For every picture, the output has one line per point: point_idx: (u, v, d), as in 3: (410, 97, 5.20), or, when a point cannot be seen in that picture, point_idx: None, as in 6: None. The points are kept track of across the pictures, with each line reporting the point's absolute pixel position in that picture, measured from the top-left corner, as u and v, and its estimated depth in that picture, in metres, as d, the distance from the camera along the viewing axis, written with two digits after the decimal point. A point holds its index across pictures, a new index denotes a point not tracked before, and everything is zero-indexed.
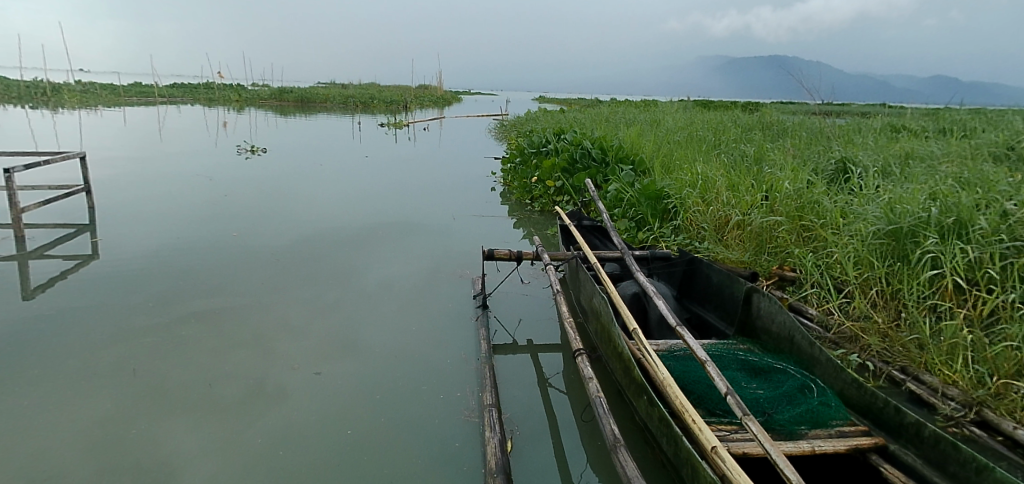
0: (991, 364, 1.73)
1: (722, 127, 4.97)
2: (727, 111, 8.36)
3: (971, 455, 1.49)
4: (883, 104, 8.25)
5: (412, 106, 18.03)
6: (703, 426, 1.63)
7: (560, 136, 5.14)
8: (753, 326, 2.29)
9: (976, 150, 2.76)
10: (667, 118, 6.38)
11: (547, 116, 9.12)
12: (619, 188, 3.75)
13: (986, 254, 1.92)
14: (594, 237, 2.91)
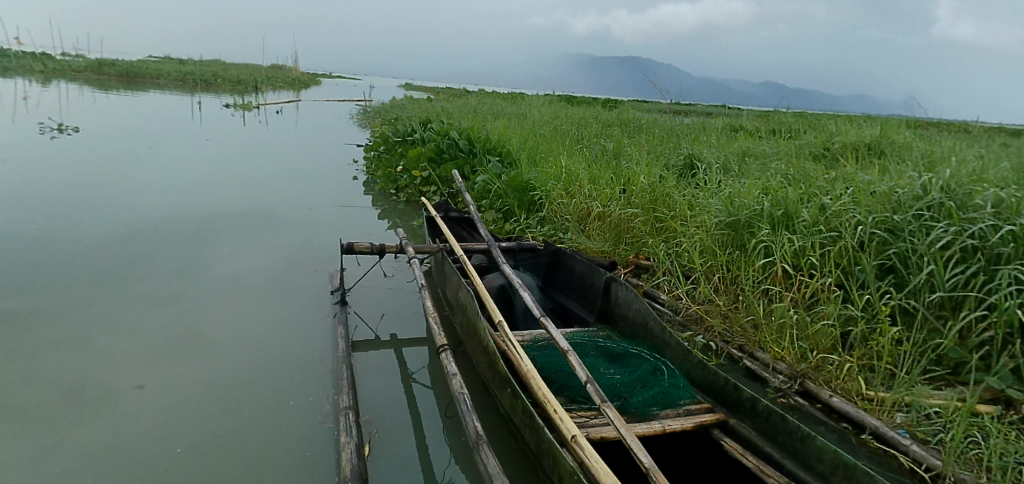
0: (812, 341, 2.05)
1: (584, 122, 5.24)
2: (590, 108, 8.82)
3: (794, 425, 1.71)
4: (723, 109, 9.20)
5: (273, 90, 16.92)
6: (564, 416, 1.67)
7: (426, 126, 5.12)
8: (611, 313, 2.41)
9: (799, 149, 3.12)
10: (533, 111, 6.60)
11: (414, 105, 9.01)
12: (487, 179, 3.78)
13: (808, 243, 2.23)
14: (462, 229, 2.90)
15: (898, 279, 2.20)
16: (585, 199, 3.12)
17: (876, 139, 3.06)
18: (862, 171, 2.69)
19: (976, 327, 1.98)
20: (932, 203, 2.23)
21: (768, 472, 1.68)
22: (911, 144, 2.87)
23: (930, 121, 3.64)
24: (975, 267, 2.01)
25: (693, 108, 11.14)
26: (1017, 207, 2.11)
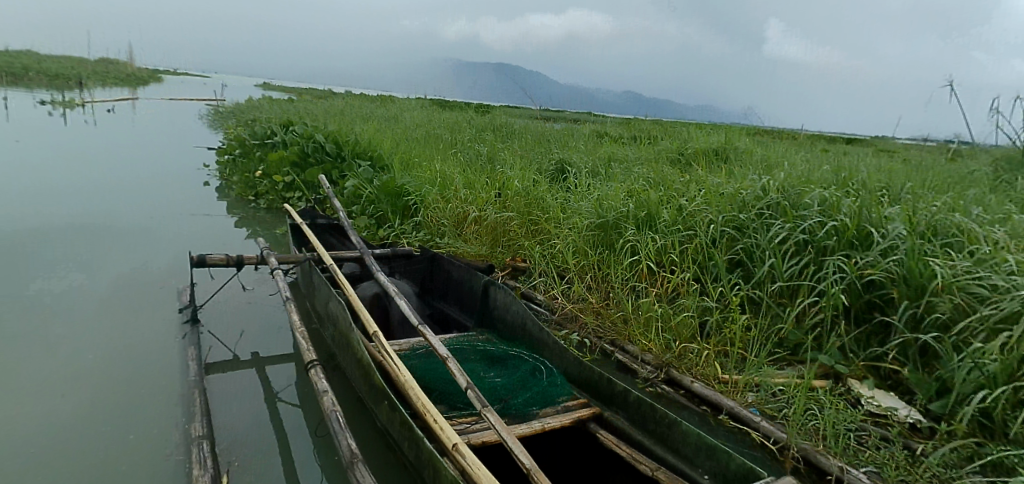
0: (676, 332, 2.24)
1: (456, 126, 5.31)
2: (463, 113, 8.94)
3: (663, 412, 1.81)
4: (590, 116, 9.80)
5: (114, 91, 15.21)
6: (444, 424, 1.63)
7: (288, 128, 4.88)
8: (490, 317, 2.41)
9: (658, 156, 3.36)
10: (404, 116, 6.57)
11: (277, 107, 8.57)
12: (357, 184, 3.66)
13: (669, 242, 2.46)
14: (331, 236, 2.79)
15: (746, 272, 2.48)
16: (461, 204, 3.13)
17: (722, 145, 3.38)
18: (712, 175, 2.96)
19: (810, 311, 2.33)
20: (770, 203, 2.56)
21: (641, 460, 1.77)
22: (750, 150, 3.21)
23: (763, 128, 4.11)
24: (807, 259, 2.39)
25: (561, 111, 11.70)
26: (836, 206, 2.51)
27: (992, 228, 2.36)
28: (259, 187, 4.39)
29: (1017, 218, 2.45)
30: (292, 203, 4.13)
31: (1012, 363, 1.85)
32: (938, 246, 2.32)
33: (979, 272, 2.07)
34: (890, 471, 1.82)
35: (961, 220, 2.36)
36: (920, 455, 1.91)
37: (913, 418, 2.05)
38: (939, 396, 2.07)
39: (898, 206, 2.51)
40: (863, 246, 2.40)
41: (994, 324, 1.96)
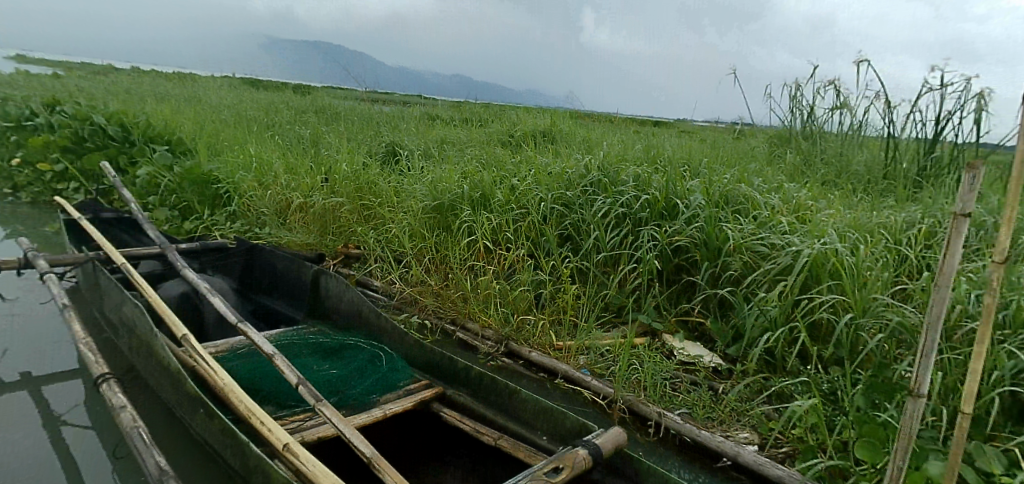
0: (512, 305, 2.42)
1: (273, 108, 5.14)
2: (286, 93, 8.53)
3: (504, 383, 1.92)
4: (423, 98, 9.96)
5: None
6: (274, 425, 1.54)
7: (52, 108, 4.26)
8: (322, 306, 2.39)
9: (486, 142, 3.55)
10: (209, 96, 6.10)
11: (46, 84, 7.38)
12: (152, 172, 3.44)
13: (504, 220, 2.61)
14: (123, 232, 2.51)
15: (575, 245, 2.69)
16: (283, 191, 3.12)
17: (549, 127, 3.59)
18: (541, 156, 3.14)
19: (630, 276, 2.62)
20: (592, 180, 2.81)
21: (483, 431, 1.85)
22: (573, 131, 3.45)
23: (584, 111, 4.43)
24: (626, 229, 2.68)
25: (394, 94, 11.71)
26: (648, 181, 2.81)
27: (768, 197, 2.83)
28: (18, 177, 3.92)
29: (784, 187, 2.95)
30: (66, 195, 3.72)
31: (786, 308, 2.33)
32: (728, 213, 2.76)
33: (763, 234, 2.56)
34: (700, 408, 2.21)
35: (746, 190, 2.81)
36: (721, 392, 2.32)
37: (714, 362, 2.44)
38: (733, 341, 2.50)
39: (697, 180, 2.88)
40: (671, 216, 2.75)
41: (773, 277, 2.46)
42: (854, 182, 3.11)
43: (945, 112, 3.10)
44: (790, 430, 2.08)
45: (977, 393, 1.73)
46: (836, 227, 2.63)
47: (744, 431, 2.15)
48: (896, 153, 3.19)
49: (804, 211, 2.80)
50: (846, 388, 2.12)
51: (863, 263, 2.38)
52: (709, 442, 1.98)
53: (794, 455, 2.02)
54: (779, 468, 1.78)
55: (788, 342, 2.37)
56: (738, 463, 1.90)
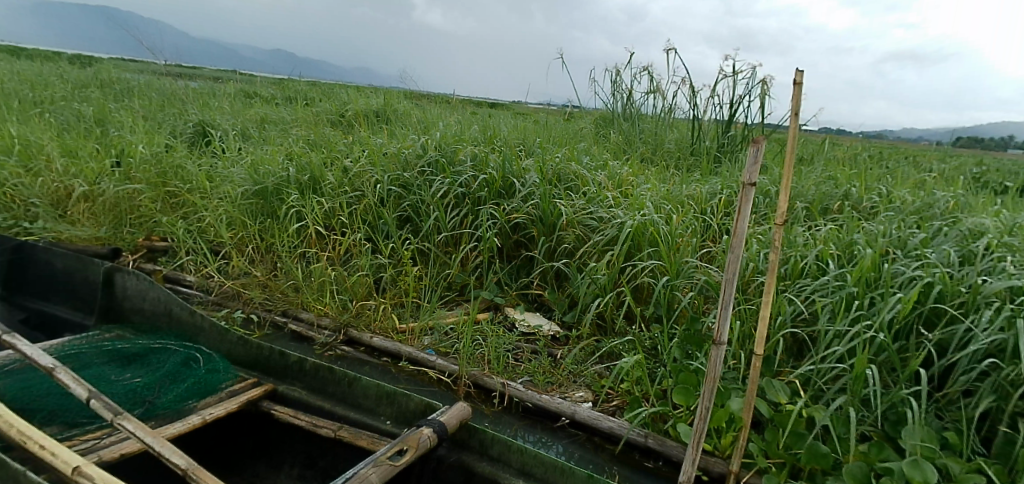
0: (351, 292, 2.43)
1: (43, 80, 4.43)
2: (63, 63, 7.38)
3: (342, 372, 1.87)
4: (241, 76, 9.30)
5: None
6: (57, 448, 1.32)
7: None
8: (120, 309, 2.15)
9: (316, 126, 3.41)
10: None
11: None
12: None
13: (337, 204, 2.64)
14: None
15: (415, 227, 2.72)
16: (59, 179, 2.81)
17: (382, 107, 3.66)
18: (375, 137, 3.24)
19: (471, 255, 2.67)
20: (430, 160, 2.86)
21: (320, 424, 1.77)
22: (409, 111, 3.44)
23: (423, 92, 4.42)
24: (465, 209, 2.73)
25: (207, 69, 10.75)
26: (485, 161, 2.89)
27: (596, 174, 3.06)
28: None
29: (609, 165, 3.22)
30: None
31: (612, 275, 2.57)
32: (561, 191, 2.95)
33: (592, 209, 2.80)
34: (540, 374, 2.36)
35: (576, 168, 3.01)
36: (559, 358, 2.48)
37: (552, 330, 2.61)
38: (569, 309, 2.68)
39: (532, 160, 3.04)
40: (508, 195, 2.86)
41: (602, 248, 2.68)
42: (665, 159, 3.57)
43: (735, 97, 3.67)
44: (619, 385, 2.30)
45: (763, 336, 2.20)
46: (654, 200, 2.92)
47: (580, 391, 2.34)
48: (700, 133, 3.70)
49: (627, 186, 3.07)
50: (664, 342, 2.38)
51: (675, 232, 2.68)
52: (549, 404, 2.21)
53: (623, 406, 2.25)
54: (611, 420, 2.10)
55: (616, 305, 2.60)
56: (574, 420, 2.17)
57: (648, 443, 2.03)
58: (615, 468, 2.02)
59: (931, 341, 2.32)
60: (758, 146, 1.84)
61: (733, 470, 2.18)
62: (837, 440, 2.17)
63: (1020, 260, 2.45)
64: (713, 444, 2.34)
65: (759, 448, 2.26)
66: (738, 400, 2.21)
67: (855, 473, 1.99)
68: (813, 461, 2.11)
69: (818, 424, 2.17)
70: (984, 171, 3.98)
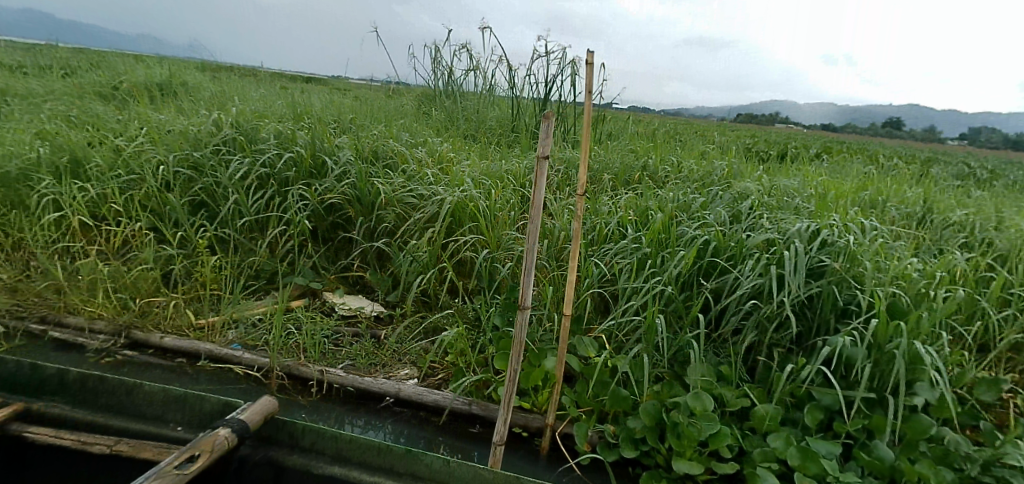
0: (131, 289, 2.22)
1: None
2: None
3: (118, 380, 1.66)
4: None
5: None
6: None
7: None
8: None
9: (82, 102, 2.99)
10: None
11: None
12: None
13: (106, 191, 2.45)
14: None
15: (211, 212, 2.55)
16: None
17: (168, 79, 3.46)
18: (158, 112, 3.01)
19: (280, 239, 2.55)
20: (227, 138, 2.71)
21: (91, 441, 1.54)
22: (207, 90, 3.23)
23: (226, 66, 4.06)
24: (271, 192, 2.61)
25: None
26: (292, 138, 2.80)
27: (414, 151, 3.05)
28: None
29: (428, 142, 3.24)
30: None
31: (433, 252, 2.59)
32: (378, 169, 2.89)
33: (411, 187, 2.78)
34: (362, 357, 2.30)
35: (393, 145, 2.98)
36: (383, 338, 2.43)
37: (375, 311, 2.56)
38: (391, 287, 2.64)
39: (346, 138, 2.95)
40: (320, 174, 2.77)
41: (422, 225, 2.68)
42: (486, 135, 3.72)
43: (550, 77, 3.96)
44: (443, 358, 2.34)
45: (570, 298, 2.35)
46: (473, 175, 2.98)
47: (406, 368, 2.32)
48: (520, 110, 3.92)
49: (447, 162, 3.10)
50: (485, 312, 2.45)
51: (494, 206, 2.77)
52: (372, 385, 2.18)
53: (448, 378, 2.29)
54: (435, 393, 2.13)
55: (438, 281, 2.63)
56: (399, 398, 2.16)
57: (472, 410, 2.10)
58: (440, 437, 2.07)
59: (709, 290, 2.69)
60: (549, 120, 1.84)
61: (549, 423, 2.34)
62: (636, 384, 2.43)
63: (772, 217, 2.93)
64: (531, 402, 2.49)
65: (572, 399, 2.45)
66: (552, 359, 2.36)
67: (649, 410, 2.25)
68: (616, 405, 2.34)
69: (619, 371, 2.41)
70: (755, 144, 4.69)
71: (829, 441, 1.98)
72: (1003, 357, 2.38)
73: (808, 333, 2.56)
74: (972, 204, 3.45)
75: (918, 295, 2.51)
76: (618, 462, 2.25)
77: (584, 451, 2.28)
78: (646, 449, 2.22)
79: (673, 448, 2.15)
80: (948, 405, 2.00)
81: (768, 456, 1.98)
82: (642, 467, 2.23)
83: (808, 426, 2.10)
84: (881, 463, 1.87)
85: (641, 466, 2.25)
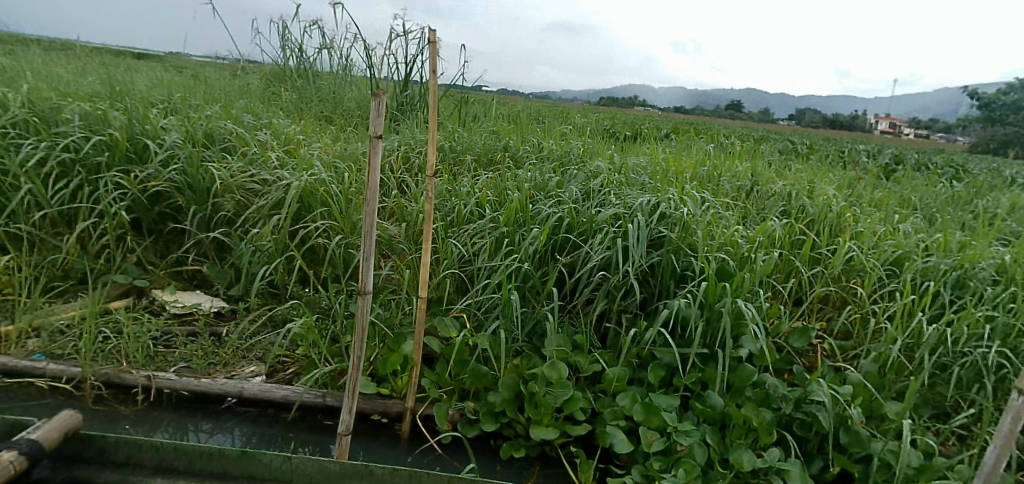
0: None
1: None
2: None
3: None
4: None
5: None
6: None
7: None
8: None
9: None
10: None
11: None
12: None
13: None
14: None
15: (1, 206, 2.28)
16: None
17: None
18: None
19: (91, 233, 2.30)
20: (18, 120, 2.43)
21: None
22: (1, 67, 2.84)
23: (30, 40, 3.56)
24: (77, 181, 2.36)
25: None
26: (105, 120, 2.54)
27: (256, 133, 2.86)
28: None
29: (274, 124, 3.05)
30: None
31: (278, 241, 2.42)
32: (215, 152, 2.68)
33: (253, 172, 2.59)
34: (198, 357, 2.09)
35: (231, 127, 2.78)
36: (224, 336, 2.23)
37: (215, 306, 2.34)
38: (234, 281, 2.43)
39: (173, 120, 2.70)
40: (141, 159, 2.53)
41: (267, 213, 2.50)
42: (343, 117, 3.62)
43: (408, 56, 3.91)
44: (294, 351, 2.18)
45: (427, 280, 2.20)
46: (324, 158, 2.82)
47: (251, 365, 2.14)
48: (380, 91, 3.88)
49: (295, 145, 2.93)
50: (337, 302, 2.28)
51: (347, 190, 2.63)
52: (211, 387, 1.99)
53: (300, 372, 2.14)
54: (284, 389, 1.99)
55: (287, 270, 2.46)
56: (243, 398, 1.99)
57: (325, 402, 1.98)
58: (291, 433, 1.93)
59: (563, 265, 2.78)
60: (379, 98, 1.66)
61: (408, 407, 2.21)
62: (495, 359, 2.40)
63: (619, 194, 3.09)
64: (390, 388, 2.34)
65: (432, 380, 2.34)
66: (410, 341, 2.25)
67: (507, 383, 2.21)
68: (475, 382, 2.28)
69: (479, 347, 2.35)
70: (612, 127, 5.02)
71: (669, 395, 2.10)
72: (813, 307, 2.68)
73: (651, 298, 2.70)
74: (790, 176, 3.89)
75: (741, 258, 2.74)
76: (479, 437, 2.21)
77: (444, 429, 2.21)
78: (505, 421, 2.20)
79: (531, 418, 2.15)
80: (767, 354, 2.17)
81: (617, 414, 2.08)
82: (504, 439, 2.22)
83: (651, 384, 2.22)
84: (713, 410, 2.01)
85: (503, 438, 2.22)
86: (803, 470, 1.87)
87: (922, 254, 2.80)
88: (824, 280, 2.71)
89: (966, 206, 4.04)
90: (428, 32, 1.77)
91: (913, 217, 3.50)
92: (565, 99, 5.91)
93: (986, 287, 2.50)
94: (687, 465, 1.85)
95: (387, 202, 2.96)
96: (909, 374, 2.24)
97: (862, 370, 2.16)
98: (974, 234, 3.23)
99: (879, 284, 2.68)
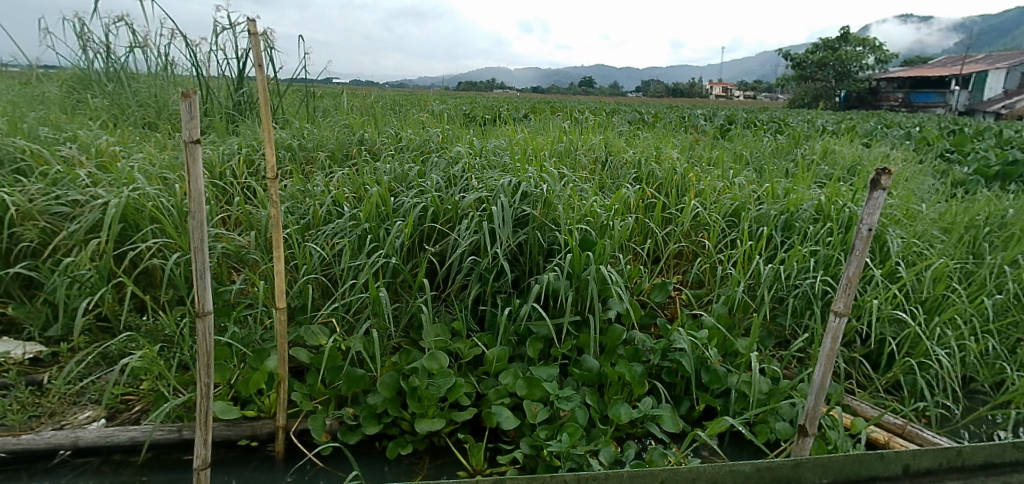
0: None
1: None
2: None
3: None
4: None
5: None
6: None
7: None
8: None
9: None
10: None
11: None
12: None
13: None
14: None
15: None
16: None
17: None
18: None
19: None
20: None
21: None
22: None
23: None
24: None
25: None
26: None
27: (57, 148, 2.47)
28: None
29: (79, 136, 2.66)
30: None
31: (101, 267, 2.04)
32: (4, 176, 2.29)
33: (57, 192, 2.20)
34: (14, 412, 1.71)
35: (20, 144, 2.38)
36: (46, 383, 1.85)
37: (29, 353, 1.94)
38: (50, 320, 2.05)
39: None
40: None
41: (82, 238, 2.11)
42: (169, 123, 3.27)
43: (240, 51, 3.64)
44: (138, 386, 1.84)
45: (281, 288, 1.77)
46: (150, 170, 2.44)
47: (87, 411, 1.79)
48: (211, 89, 3.57)
49: (110, 157, 2.57)
50: (179, 329, 1.93)
51: (183, 203, 2.27)
52: (36, 442, 1.59)
53: (148, 409, 1.81)
54: (129, 429, 1.63)
55: (118, 299, 2.10)
56: (79, 449, 1.61)
57: (183, 437, 1.64)
58: (145, 477, 1.58)
59: (432, 254, 2.55)
60: (190, 97, 1.19)
61: (280, 424, 1.81)
62: (371, 360, 2.06)
63: (480, 177, 2.98)
64: (255, 408, 1.91)
65: (303, 393, 1.95)
66: (271, 356, 1.85)
67: (388, 382, 1.89)
68: (353, 386, 1.93)
69: (353, 349, 1.98)
70: (471, 112, 5.05)
71: (549, 366, 2.04)
72: (669, 263, 2.85)
73: (523, 275, 2.57)
74: (638, 145, 4.12)
75: (601, 227, 2.69)
76: (363, 442, 1.89)
77: (323, 442, 1.85)
78: (389, 420, 1.89)
79: (416, 412, 1.86)
80: (633, 312, 2.23)
81: (502, 393, 1.94)
82: (390, 438, 1.91)
83: (531, 359, 2.13)
84: (590, 373, 2.02)
85: (389, 438, 1.92)
86: (674, 412, 1.96)
87: (754, 204, 3.09)
88: (676, 237, 2.88)
89: (788, 157, 4.54)
90: (253, 23, 1.43)
91: (745, 172, 3.86)
92: (422, 87, 5.83)
93: (807, 227, 2.82)
94: (570, 428, 1.80)
95: (229, 211, 2.61)
96: (753, 311, 2.47)
97: (716, 314, 2.28)
98: (795, 179, 3.63)
99: (722, 235, 2.91)
